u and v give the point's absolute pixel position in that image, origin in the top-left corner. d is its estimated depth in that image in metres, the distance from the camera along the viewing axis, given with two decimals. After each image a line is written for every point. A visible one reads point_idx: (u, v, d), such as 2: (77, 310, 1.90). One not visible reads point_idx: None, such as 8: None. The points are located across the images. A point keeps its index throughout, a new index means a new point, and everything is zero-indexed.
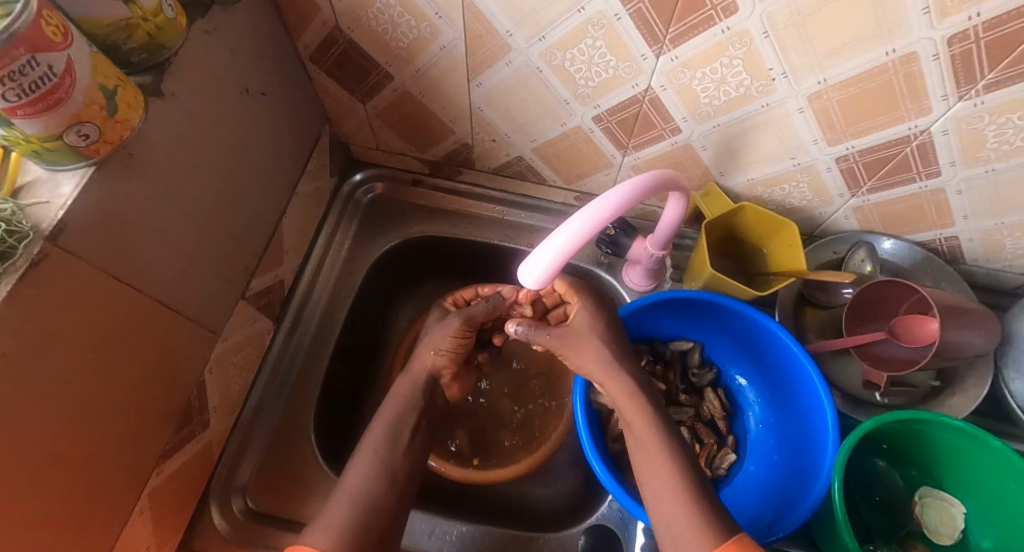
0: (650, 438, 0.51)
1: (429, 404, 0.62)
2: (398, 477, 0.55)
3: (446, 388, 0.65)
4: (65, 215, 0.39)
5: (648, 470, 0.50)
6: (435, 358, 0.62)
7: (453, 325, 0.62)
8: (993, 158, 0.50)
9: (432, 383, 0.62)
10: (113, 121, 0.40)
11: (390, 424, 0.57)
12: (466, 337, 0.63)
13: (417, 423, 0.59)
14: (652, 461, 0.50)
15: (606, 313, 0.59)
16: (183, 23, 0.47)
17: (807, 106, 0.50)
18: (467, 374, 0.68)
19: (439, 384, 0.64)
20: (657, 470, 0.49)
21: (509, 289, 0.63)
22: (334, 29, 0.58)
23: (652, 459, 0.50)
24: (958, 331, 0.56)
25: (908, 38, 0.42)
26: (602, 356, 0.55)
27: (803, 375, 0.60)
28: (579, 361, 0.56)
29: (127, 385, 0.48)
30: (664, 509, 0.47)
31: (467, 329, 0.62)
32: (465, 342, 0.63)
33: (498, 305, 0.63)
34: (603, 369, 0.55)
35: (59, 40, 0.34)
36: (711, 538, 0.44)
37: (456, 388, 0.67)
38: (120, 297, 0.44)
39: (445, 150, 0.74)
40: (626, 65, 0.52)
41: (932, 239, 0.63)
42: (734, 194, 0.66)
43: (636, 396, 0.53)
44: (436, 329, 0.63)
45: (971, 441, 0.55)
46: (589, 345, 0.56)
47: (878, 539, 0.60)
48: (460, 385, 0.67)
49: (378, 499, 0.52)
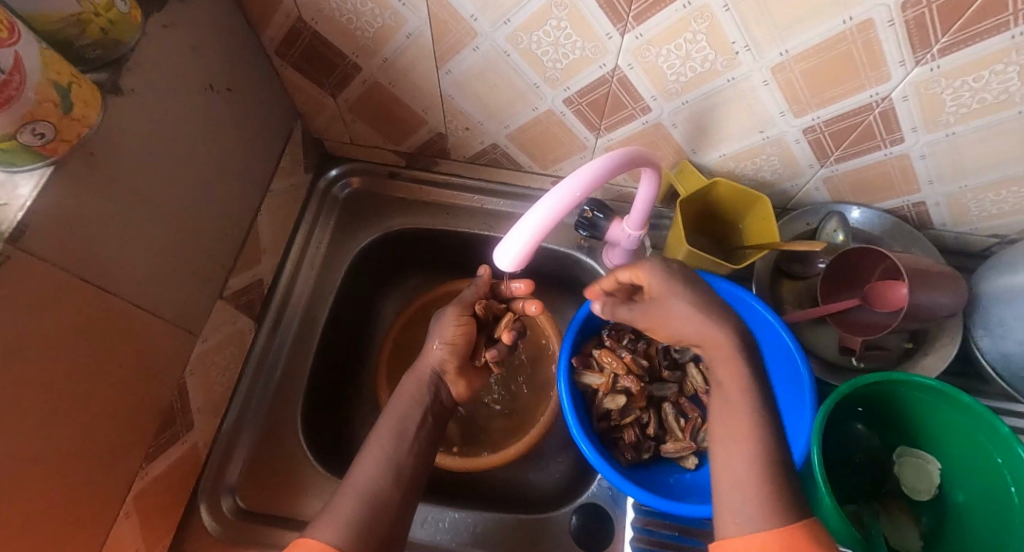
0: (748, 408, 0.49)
1: (436, 398, 0.61)
2: None
3: (450, 383, 0.63)
4: (25, 215, 0.38)
5: (730, 441, 0.48)
6: (438, 351, 0.62)
7: (453, 314, 0.63)
8: (952, 122, 0.52)
9: (437, 380, 0.62)
10: (69, 118, 0.40)
11: (400, 417, 0.58)
12: (466, 325, 0.62)
13: (423, 419, 0.59)
14: (742, 433, 0.48)
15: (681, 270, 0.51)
16: (138, 18, 0.46)
17: (771, 78, 0.51)
18: (475, 372, 0.65)
19: (445, 383, 0.63)
20: (745, 437, 0.48)
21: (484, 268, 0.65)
22: (297, 20, 0.58)
23: (738, 431, 0.48)
24: (926, 292, 0.58)
25: (863, 6, 0.43)
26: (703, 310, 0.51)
27: (780, 343, 0.61)
28: (689, 326, 0.51)
29: (105, 389, 0.47)
30: (738, 482, 0.47)
31: (465, 316, 0.63)
32: (465, 331, 0.62)
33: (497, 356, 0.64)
34: (702, 331, 0.51)
35: (3, 36, 0.33)
36: (776, 513, 0.44)
37: (463, 385, 0.64)
38: (90, 299, 0.44)
39: (419, 140, 0.74)
40: (593, 45, 0.52)
41: (900, 205, 0.65)
42: (708, 170, 0.67)
43: (737, 361, 0.51)
44: (435, 321, 0.64)
45: (943, 400, 0.56)
46: (685, 305, 0.51)
47: (859, 498, 0.62)
48: (467, 383, 0.64)
49: (381, 491, 0.52)
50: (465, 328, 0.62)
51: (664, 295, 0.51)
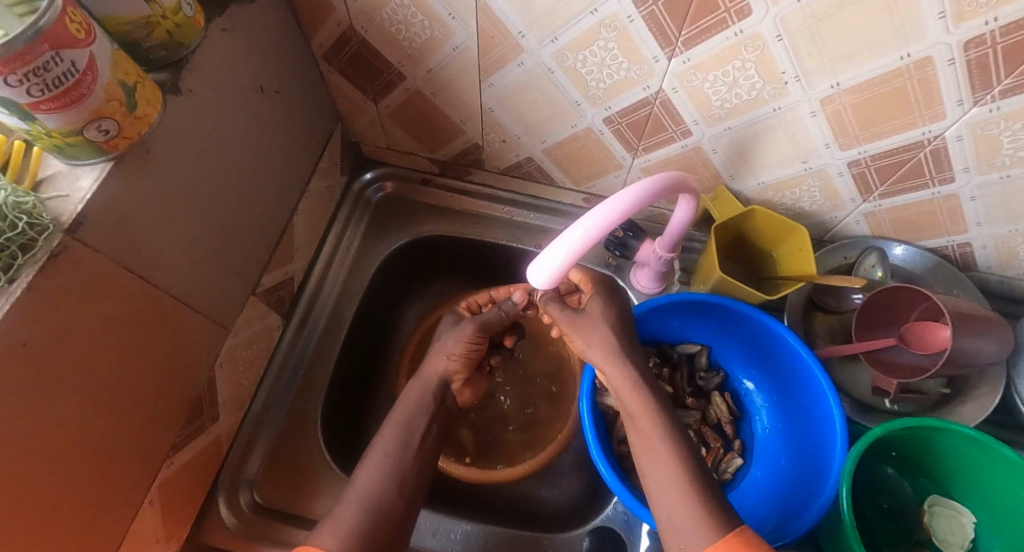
0: (654, 431, 0.51)
1: (441, 405, 0.62)
2: (408, 476, 0.55)
3: (458, 394, 0.65)
4: (84, 208, 0.39)
5: (650, 474, 0.49)
6: (454, 364, 0.63)
7: (466, 330, 0.63)
8: (1008, 165, 0.50)
9: (443, 387, 0.62)
10: (132, 116, 0.41)
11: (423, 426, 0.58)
12: (479, 342, 0.64)
13: (427, 427, 0.59)
14: (656, 457, 0.50)
15: (620, 308, 0.59)
16: (201, 22, 0.48)
17: (819, 110, 0.50)
18: (478, 379, 0.68)
19: (451, 389, 0.64)
20: (660, 460, 0.49)
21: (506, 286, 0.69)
22: (348, 28, 0.59)
23: (656, 452, 0.50)
24: (970, 339, 0.56)
25: (923, 43, 0.42)
26: (617, 345, 0.55)
27: (811, 379, 0.60)
28: (597, 346, 0.55)
29: (141, 379, 0.48)
30: (667, 501, 0.47)
31: (480, 335, 0.64)
32: (477, 346, 0.64)
33: (512, 310, 0.64)
34: (609, 361, 0.54)
35: (81, 37, 0.35)
36: (715, 532, 0.44)
37: (468, 394, 0.66)
38: (134, 290, 0.45)
39: (455, 149, 0.74)
40: (638, 67, 0.52)
41: (944, 245, 0.63)
42: (745, 197, 0.66)
43: (642, 388, 0.53)
44: (448, 333, 0.65)
45: (983, 452, 0.54)
46: (605, 332, 0.56)
47: (884, 545, 0.60)
48: (471, 391, 0.67)
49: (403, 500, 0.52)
50: (478, 343, 0.64)
51: (595, 311, 0.57)
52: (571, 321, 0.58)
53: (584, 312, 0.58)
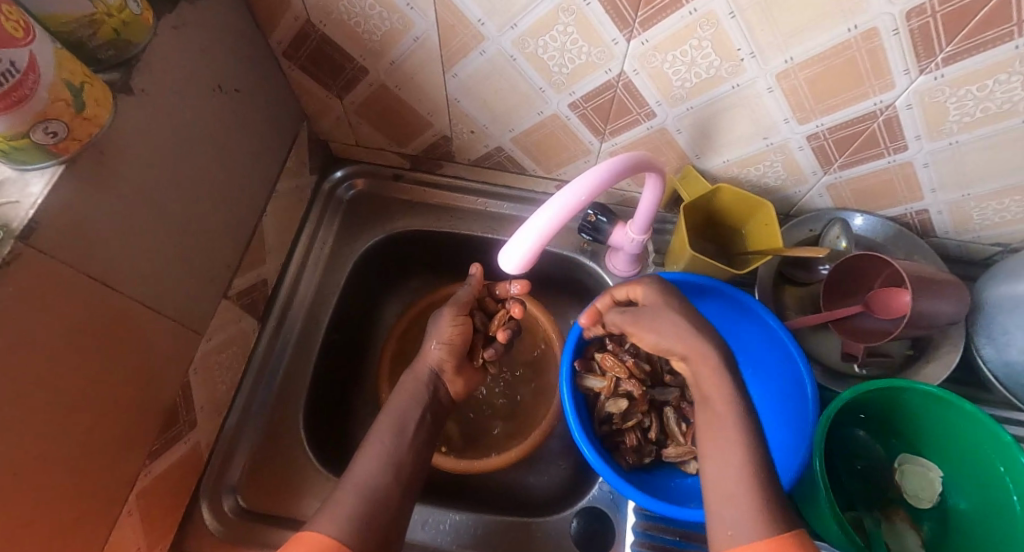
0: None
1: (435, 397, 0.62)
2: (408, 464, 0.54)
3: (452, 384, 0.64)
4: (36, 213, 0.39)
5: (709, 450, 0.47)
6: (437, 351, 0.64)
7: (447, 315, 0.66)
8: (956, 130, 0.52)
9: (432, 383, 0.62)
10: (81, 118, 0.40)
11: (403, 415, 0.58)
12: (462, 325, 0.66)
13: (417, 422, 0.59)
14: (715, 439, 0.47)
15: (664, 290, 0.55)
16: (150, 20, 0.47)
17: (776, 85, 0.52)
18: (473, 373, 0.67)
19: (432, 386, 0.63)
20: None
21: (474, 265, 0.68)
22: (306, 23, 0.58)
23: None
24: (930, 301, 0.58)
25: (868, 14, 0.43)
26: (690, 331, 0.52)
27: (783, 350, 0.61)
28: (671, 338, 0.52)
29: (109, 388, 0.47)
30: (717, 494, 0.44)
31: (460, 317, 0.66)
32: (461, 331, 0.66)
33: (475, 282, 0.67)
34: None
35: (19, 36, 0.34)
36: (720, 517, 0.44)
37: (460, 385, 0.65)
38: (98, 297, 0.44)
39: (424, 143, 0.74)
40: (599, 50, 0.52)
41: (904, 213, 0.65)
42: (711, 176, 0.67)
43: (721, 372, 0.50)
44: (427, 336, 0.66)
45: (944, 407, 0.56)
46: (675, 322, 0.52)
47: (860, 506, 0.62)
48: (464, 382, 0.66)
49: (385, 490, 0.52)
50: (461, 328, 0.66)
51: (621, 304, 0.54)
52: (635, 320, 0.55)
53: (644, 307, 0.55)
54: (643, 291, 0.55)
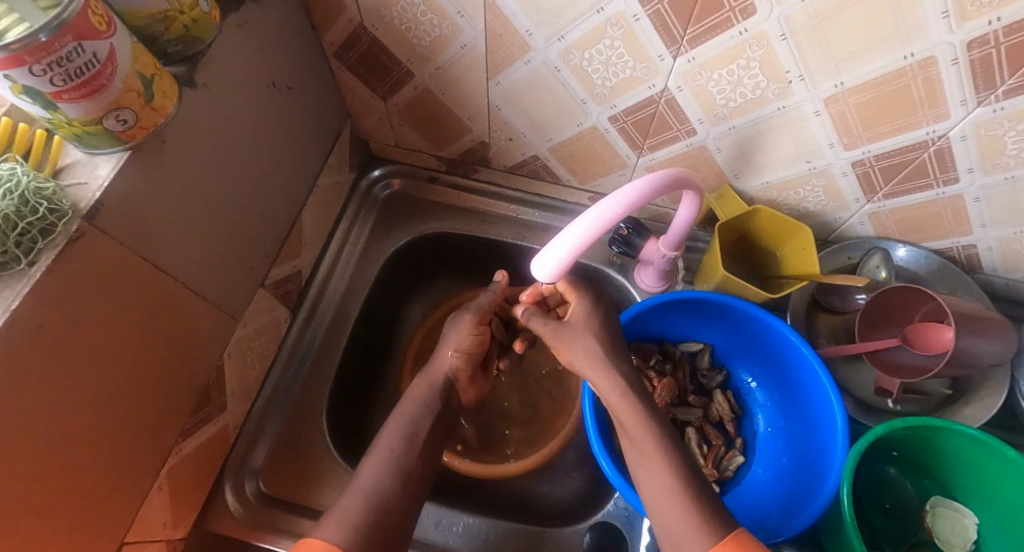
0: (650, 438, 0.51)
1: (442, 407, 0.62)
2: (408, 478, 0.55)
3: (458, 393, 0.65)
4: (101, 195, 0.41)
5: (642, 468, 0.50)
6: (452, 359, 0.63)
7: (467, 322, 0.64)
8: (1012, 165, 0.50)
9: (454, 385, 0.63)
10: (149, 107, 0.42)
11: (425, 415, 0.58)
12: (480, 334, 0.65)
13: (438, 423, 0.60)
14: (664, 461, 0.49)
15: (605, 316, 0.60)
16: (216, 17, 0.49)
17: (823, 109, 0.51)
18: (483, 378, 0.68)
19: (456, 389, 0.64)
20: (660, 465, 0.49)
21: (500, 273, 0.66)
22: (359, 27, 0.60)
23: (656, 459, 0.50)
24: (973, 340, 0.56)
25: (926, 42, 0.42)
26: (601, 353, 0.56)
27: (813, 378, 0.60)
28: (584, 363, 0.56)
29: (150, 366, 0.49)
30: (662, 510, 0.48)
31: (480, 324, 0.65)
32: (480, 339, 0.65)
33: (498, 290, 0.66)
34: (597, 366, 0.55)
35: (103, 29, 0.36)
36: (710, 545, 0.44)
37: (471, 393, 0.66)
38: (148, 278, 0.46)
39: (461, 147, 0.75)
40: (644, 65, 0.53)
41: (949, 247, 0.63)
42: (749, 197, 0.67)
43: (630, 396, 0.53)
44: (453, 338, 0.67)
45: (982, 450, 0.54)
46: (589, 342, 0.57)
47: (887, 545, 0.60)
48: (475, 390, 0.67)
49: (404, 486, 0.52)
50: (479, 337, 0.65)
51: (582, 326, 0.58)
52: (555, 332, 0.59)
53: (569, 323, 0.59)
54: (576, 304, 0.60)
